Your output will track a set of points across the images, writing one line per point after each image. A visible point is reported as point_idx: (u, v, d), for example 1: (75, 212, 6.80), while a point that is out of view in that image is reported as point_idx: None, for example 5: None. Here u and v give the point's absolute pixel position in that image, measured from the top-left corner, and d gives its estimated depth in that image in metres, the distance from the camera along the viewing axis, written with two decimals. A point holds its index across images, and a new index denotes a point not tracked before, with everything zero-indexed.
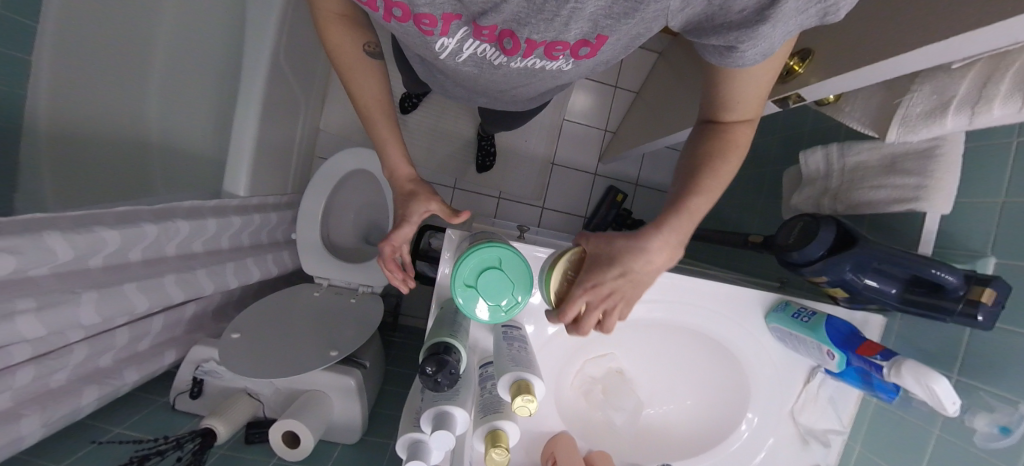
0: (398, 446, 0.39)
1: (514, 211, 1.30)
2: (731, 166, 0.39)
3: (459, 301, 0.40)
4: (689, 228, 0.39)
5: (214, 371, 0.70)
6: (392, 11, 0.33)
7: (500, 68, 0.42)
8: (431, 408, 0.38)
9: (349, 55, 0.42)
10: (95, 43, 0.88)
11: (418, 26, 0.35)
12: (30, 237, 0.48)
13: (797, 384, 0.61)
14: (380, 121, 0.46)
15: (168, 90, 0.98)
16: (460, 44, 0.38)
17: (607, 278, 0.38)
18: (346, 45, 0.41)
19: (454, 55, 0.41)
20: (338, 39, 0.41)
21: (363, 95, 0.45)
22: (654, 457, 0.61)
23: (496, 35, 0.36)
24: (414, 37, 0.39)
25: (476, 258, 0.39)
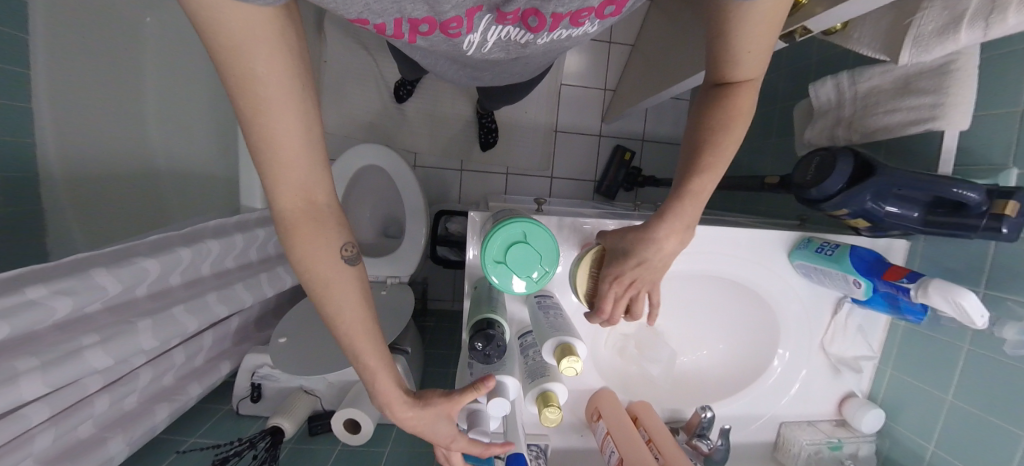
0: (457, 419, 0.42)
1: (524, 185, 1.30)
2: (734, 135, 0.41)
3: (492, 277, 0.42)
4: (697, 207, 0.42)
5: (270, 375, 0.74)
6: (419, 27, 0.37)
7: (527, 46, 0.43)
8: (483, 380, 0.41)
9: (321, 263, 0.31)
10: (90, 79, 0.89)
11: (445, 32, 0.38)
12: (82, 278, 0.51)
13: (825, 316, 0.63)
14: (364, 345, 0.34)
15: (168, 115, 0.99)
16: (485, 35, 0.40)
17: (626, 268, 0.42)
18: (317, 255, 0.31)
19: (480, 47, 0.43)
20: (304, 243, 0.31)
21: (336, 310, 0.33)
22: (692, 401, 0.64)
23: (518, 16, 0.37)
24: (444, 44, 0.42)
25: (507, 236, 0.41)
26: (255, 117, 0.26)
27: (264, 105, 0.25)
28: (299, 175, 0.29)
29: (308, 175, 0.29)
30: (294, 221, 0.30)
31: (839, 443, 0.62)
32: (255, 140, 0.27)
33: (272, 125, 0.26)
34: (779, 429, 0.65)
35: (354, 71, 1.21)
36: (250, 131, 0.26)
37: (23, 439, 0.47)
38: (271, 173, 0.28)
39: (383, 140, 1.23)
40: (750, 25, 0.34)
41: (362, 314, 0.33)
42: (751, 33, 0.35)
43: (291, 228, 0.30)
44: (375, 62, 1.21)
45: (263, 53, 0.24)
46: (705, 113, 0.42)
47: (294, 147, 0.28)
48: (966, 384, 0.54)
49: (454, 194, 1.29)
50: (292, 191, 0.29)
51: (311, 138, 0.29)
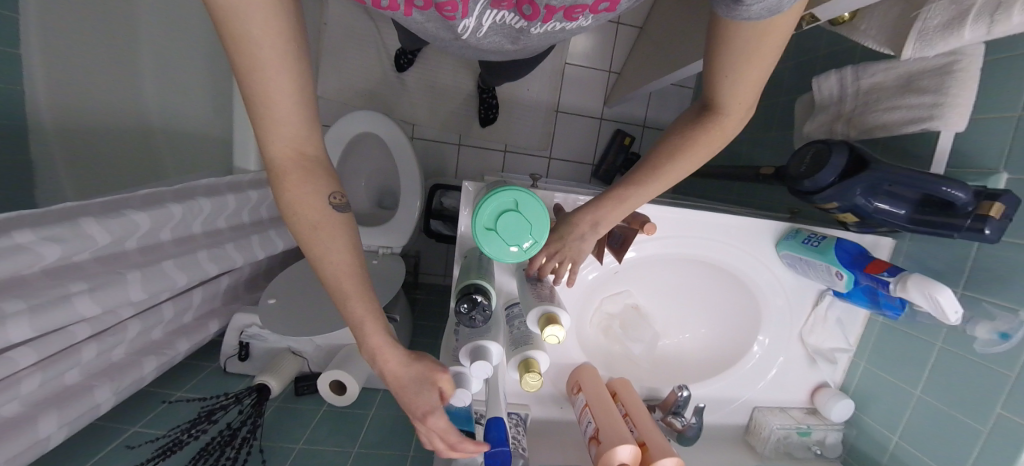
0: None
1: (521, 164, 1.29)
2: (686, 158, 0.43)
3: (482, 243, 0.42)
4: (621, 212, 0.46)
5: (259, 335, 0.73)
6: (415, 2, 0.38)
7: (521, 32, 0.45)
8: (468, 343, 0.42)
9: (310, 210, 0.31)
10: None
11: (440, 13, 0.39)
12: (72, 225, 0.51)
13: (806, 307, 0.65)
14: (352, 289, 0.33)
15: None
16: (479, 20, 0.42)
17: (553, 243, 0.48)
18: (304, 202, 0.31)
19: (475, 31, 0.44)
20: (291, 190, 0.30)
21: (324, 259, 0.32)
22: (671, 381, 0.66)
23: (512, 3, 0.39)
24: (439, 21, 0.43)
25: (498, 204, 0.41)
26: (249, 64, 0.25)
27: (258, 53, 0.25)
28: (292, 129, 0.29)
29: (300, 129, 0.29)
30: (284, 170, 0.30)
31: (808, 430, 0.64)
32: (250, 88, 0.26)
33: (267, 72, 0.25)
34: (752, 413, 0.67)
35: (353, 34, 1.18)
36: (242, 75, 0.26)
37: (10, 381, 0.47)
38: (264, 127, 0.28)
39: (381, 108, 1.21)
40: (730, 54, 0.34)
41: (351, 259, 0.33)
42: (730, 64, 0.35)
43: (282, 173, 0.30)
44: (376, 27, 1.18)
45: (260, 11, 0.23)
46: (682, 129, 0.43)
47: (284, 94, 0.27)
48: (933, 378, 0.55)
49: (451, 169, 1.28)
50: (282, 137, 0.29)
51: (302, 86, 0.28)
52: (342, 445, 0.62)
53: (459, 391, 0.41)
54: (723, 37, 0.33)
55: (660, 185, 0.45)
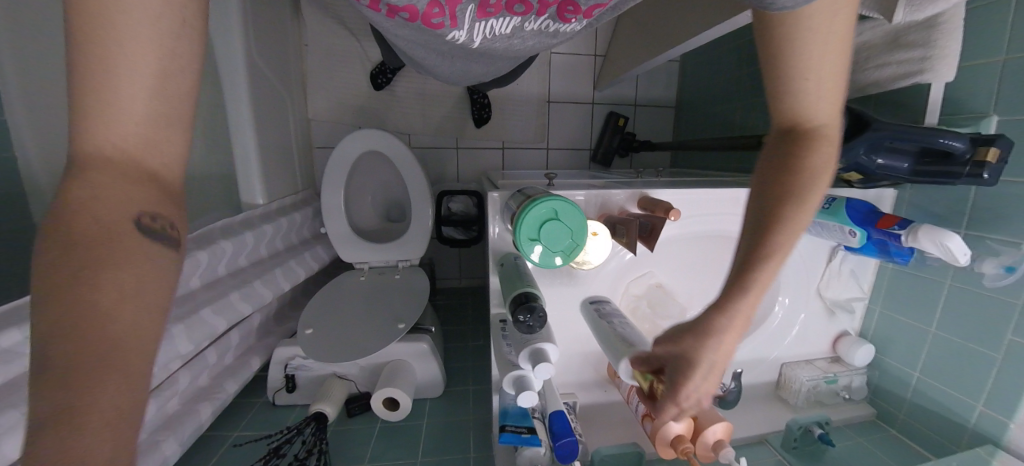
0: (504, 384, 0.48)
1: (520, 158, 1.30)
2: (812, 186, 0.38)
3: (525, 253, 0.44)
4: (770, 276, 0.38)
5: (303, 366, 0.75)
6: (404, 14, 0.45)
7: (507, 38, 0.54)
8: (527, 348, 0.46)
9: (115, 218, 0.23)
10: None
11: (430, 22, 0.46)
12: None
13: (821, 264, 0.68)
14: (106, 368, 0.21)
15: None
16: (467, 30, 0.50)
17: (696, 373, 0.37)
18: (101, 212, 0.23)
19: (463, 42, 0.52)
20: (78, 190, 0.23)
21: (94, 315, 0.21)
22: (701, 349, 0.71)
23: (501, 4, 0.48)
24: (427, 34, 0.50)
25: (540, 213, 0.43)
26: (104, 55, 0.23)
27: (122, 40, 0.23)
28: (131, 124, 0.24)
29: (153, 131, 0.25)
30: (92, 167, 0.23)
31: (835, 377, 0.68)
32: (94, 74, 0.23)
33: (113, 46, 0.23)
34: (781, 369, 0.71)
35: (335, 52, 1.17)
36: (79, 47, 0.23)
37: None
38: (87, 118, 0.23)
39: (375, 122, 1.21)
40: (798, 54, 0.36)
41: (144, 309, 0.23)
42: (801, 66, 0.36)
43: (81, 170, 0.23)
44: (356, 41, 1.17)
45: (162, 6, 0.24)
46: (775, 160, 0.40)
47: (135, 84, 0.24)
48: (946, 316, 0.59)
49: (452, 173, 1.29)
50: (129, 132, 0.24)
51: (165, 88, 0.25)
52: (405, 458, 0.65)
53: (526, 392, 0.46)
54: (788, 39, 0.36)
55: (797, 229, 0.38)
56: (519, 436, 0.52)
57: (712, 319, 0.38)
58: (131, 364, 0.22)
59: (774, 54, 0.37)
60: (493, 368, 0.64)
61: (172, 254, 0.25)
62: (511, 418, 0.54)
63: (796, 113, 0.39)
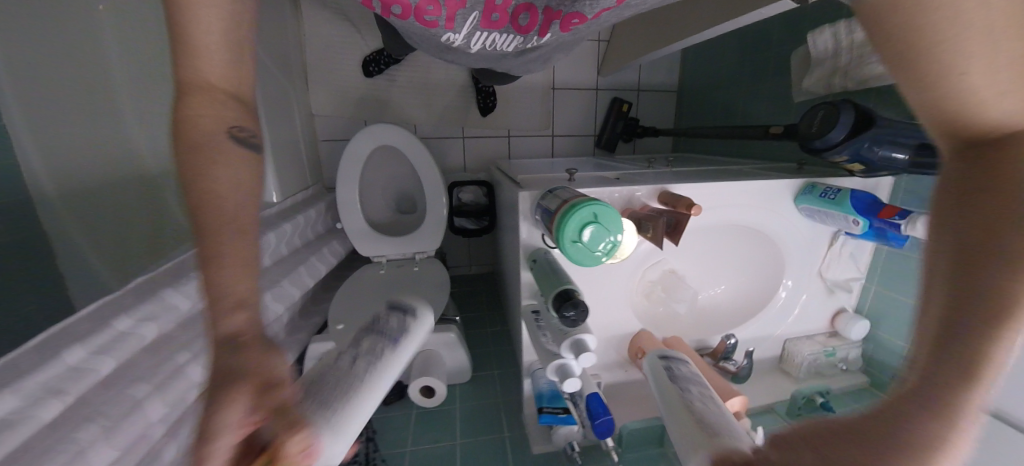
0: (548, 372, 0.52)
1: (526, 146, 1.31)
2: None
3: (568, 254, 0.48)
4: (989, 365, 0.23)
5: None
6: (398, 10, 0.58)
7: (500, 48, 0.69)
8: (569, 339, 0.50)
9: (205, 126, 0.33)
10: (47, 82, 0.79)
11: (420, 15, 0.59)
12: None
13: (823, 248, 0.74)
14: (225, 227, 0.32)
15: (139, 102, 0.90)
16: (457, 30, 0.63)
17: None
18: (199, 118, 0.33)
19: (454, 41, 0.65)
20: (181, 104, 0.33)
21: (201, 192, 0.32)
22: (712, 329, 0.77)
23: (508, 24, 0.64)
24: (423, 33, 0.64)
25: (581, 217, 0.47)
26: (180, 5, 0.31)
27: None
28: (210, 62, 0.34)
29: (226, 67, 0.35)
30: (185, 88, 0.33)
31: (833, 351, 0.75)
32: (178, 21, 0.32)
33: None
34: (784, 345, 0.78)
35: (337, 44, 1.15)
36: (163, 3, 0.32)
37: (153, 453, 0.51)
38: (182, 56, 0.33)
39: (380, 114, 1.20)
40: (941, 42, 0.27)
41: (238, 187, 0.34)
42: (960, 52, 0.27)
43: (180, 91, 0.33)
44: (358, 32, 1.15)
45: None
46: (966, 186, 0.28)
47: (205, 29, 0.33)
48: None
49: (459, 163, 1.29)
50: (207, 76, 0.34)
51: (221, 31, 0.34)
52: (445, 441, 0.69)
53: (569, 380, 0.51)
54: (926, 25, 0.28)
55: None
56: (557, 416, 0.59)
57: (906, 409, 0.24)
58: (242, 225, 0.33)
59: (906, 53, 0.29)
60: (524, 356, 0.68)
61: (248, 156, 0.36)
62: (547, 400, 0.61)
63: (974, 125, 0.29)
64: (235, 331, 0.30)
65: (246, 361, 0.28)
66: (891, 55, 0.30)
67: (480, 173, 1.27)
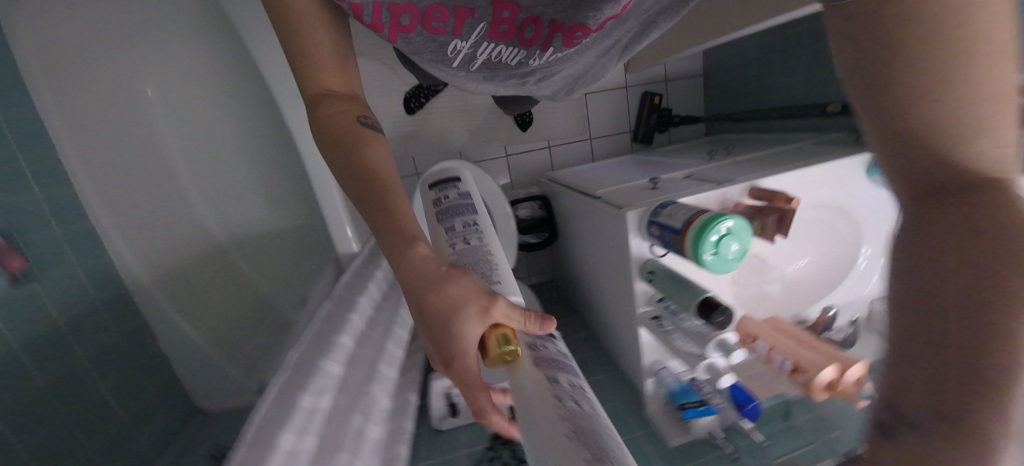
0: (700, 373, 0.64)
1: (566, 152, 1.35)
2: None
3: (704, 263, 0.58)
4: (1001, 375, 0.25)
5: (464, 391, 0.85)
6: (405, 22, 0.58)
7: (505, 65, 0.70)
8: (714, 341, 0.61)
9: (343, 115, 0.49)
10: (125, 179, 1.00)
11: (427, 23, 0.59)
12: (317, 386, 0.58)
13: (894, 210, 0.79)
14: (383, 170, 0.47)
15: (201, 175, 1.10)
16: (464, 40, 0.63)
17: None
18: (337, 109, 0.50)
19: (460, 53, 0.66)
20: (323, 104, 0.50)
21: (363, 161, 0.47)
22: (801, 303, 0.83)
23: (513, 37, 0.65)
24: (431, 46, 0.63)
25: (717, 231, 0.57)
26: (301, 45, 0.48)
27: (307, 32, 0.48)
28: (330, 77, 0.51)
29: (340, 77, 0.52)
30: (321, 95, 0.50)
31: None
32: (296, 48, 0.48)
33: (301, 33, 0.48)
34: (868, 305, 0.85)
35: (377, 88, 1.18)
36: (291, 44, 0.49)
37: None
38: (307, 76, 0.50)
39: (426, 147, 1.24)
40: (954, 58, 0.29)
41: (380, 146, 0.49)
42: (978, 67, 0.29)
43: (320, 96, 0.50)
44: (393, 72, 1.17)
45: (317, 24, 0.49)
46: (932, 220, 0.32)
47: (330, 57, 0.50)
48: None
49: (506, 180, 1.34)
50: (328, 85, 0.51)
51: (333, 54, 0.51)
52: None
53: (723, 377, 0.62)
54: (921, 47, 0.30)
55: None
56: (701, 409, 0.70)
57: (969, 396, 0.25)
58: (392, 177, 0.47)
59: (895, 83, 0.31)
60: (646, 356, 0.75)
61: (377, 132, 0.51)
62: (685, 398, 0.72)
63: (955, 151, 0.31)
64: (435, 264, 0.41)
65: (453, 282, 0.39)
66: (867, 55, 0.33)
67: (530, 188, 1.31)
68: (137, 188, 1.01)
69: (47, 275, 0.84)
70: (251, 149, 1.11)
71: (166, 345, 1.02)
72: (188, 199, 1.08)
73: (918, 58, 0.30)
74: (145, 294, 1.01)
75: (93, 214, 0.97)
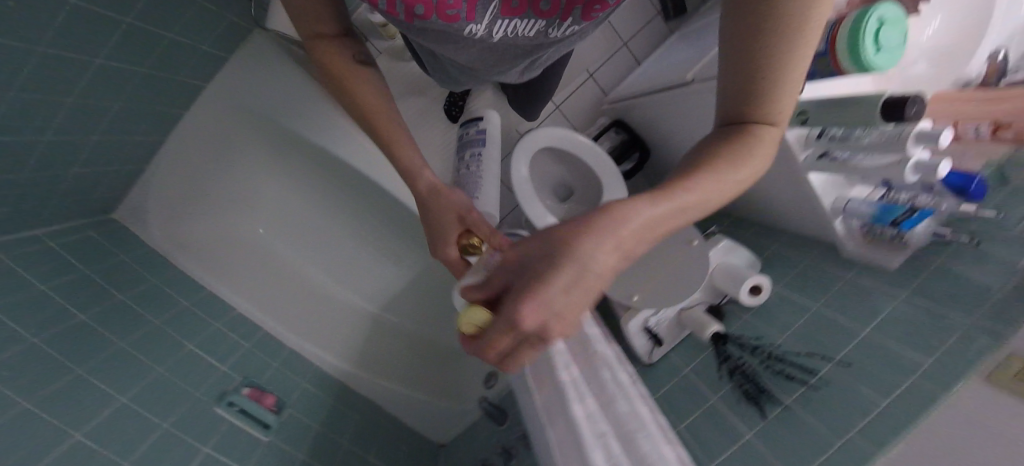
0: (909, 175, 0.62)
1: (609, 71, 1.29)
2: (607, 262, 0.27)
3: (869, 62, 0.62)
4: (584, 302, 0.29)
5: (658, 320, 0.91)
6: (418, 11, 0.44)
7: (532, 37, 0.54)
8: (908, 138, 0.59)
9: (339, 64, 0.52)
10: (269, 283, 1.24)
11: (442, 12, 0.45)
12: (561, 362, 0.69)
13: None
14: (386, 127, 0.55)
15: (310, 255, 1.34)
16: (482, 23, 0.49)
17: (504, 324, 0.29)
18: (333, 56, 0.52)
19: (481, 35, 0.52)
20: (319, 50, 0.52)
21: (374, 115, 0.54)
22: (965, 59, 0.75)
23: (529, 9, 0.48)
24: (444, 30, 0.49)
25: (874, 26, 0.61)
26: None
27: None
28: (321, 17, 0.50)
29: (327, 10, 0.49)
30: (319, 41, 0.51)
31: None
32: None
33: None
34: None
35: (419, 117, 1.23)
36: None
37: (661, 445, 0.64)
38: (300, 16, 0.49)
39: None
40: (801, 70, 0.26)
41: (376, 95, 0.54)
42: (789, 89, 0.27)
43: (316, 43, 0.51)
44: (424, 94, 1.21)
45: None
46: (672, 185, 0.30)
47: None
48: None
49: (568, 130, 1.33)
50: (321, 25, 0.50)
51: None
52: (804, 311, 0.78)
53: (937, 166, 0.59)
54: (803, 51, 0.24)
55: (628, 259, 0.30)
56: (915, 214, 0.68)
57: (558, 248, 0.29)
58: (396, 132, 0.55)
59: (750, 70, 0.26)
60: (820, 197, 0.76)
61: (372, 76, 0.55)
62: (892, 214, 0.71)
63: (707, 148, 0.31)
64: (436, 188, 0.54)
65: (449, 198, 0.53)
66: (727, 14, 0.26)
67: (602, 119, 1.27)
68: (279, 292, 1.25)
69: (293, 399, 1.02)
70: (343, 214, 1.33)
71: (394, 408, 1.21)
72: (318, 281, 1.33)
73: (792, 45, 0.23)
74: (356, 380, 1.19)
75: (289, 340, 1.16)
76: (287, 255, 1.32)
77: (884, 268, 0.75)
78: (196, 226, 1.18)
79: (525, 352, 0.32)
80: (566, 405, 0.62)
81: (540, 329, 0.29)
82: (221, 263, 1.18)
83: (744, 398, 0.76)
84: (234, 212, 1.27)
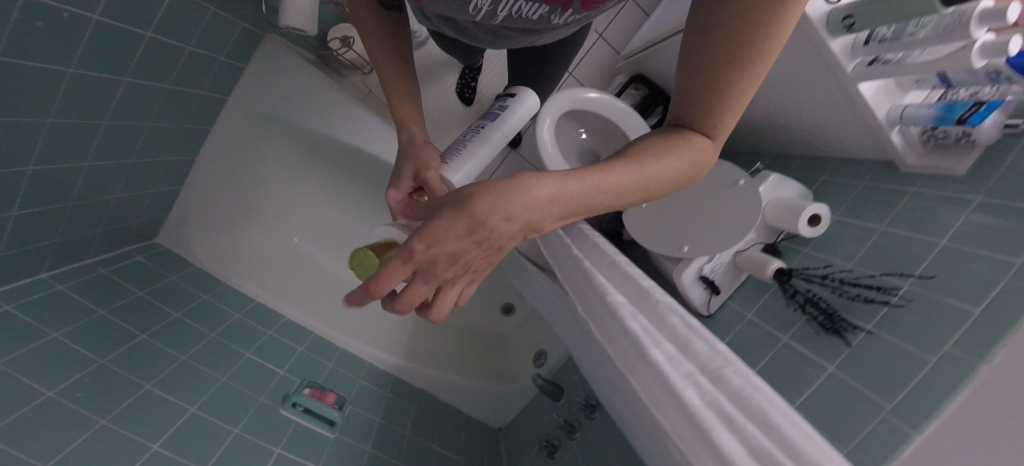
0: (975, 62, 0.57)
1: (621, 29, 1.26)
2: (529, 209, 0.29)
3: None
4: (487, 248, 0.30)
5: (714, 267, 0.88)
6: None
7: (537, 20, 0.47)
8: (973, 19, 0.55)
9: (362, 10, 0.55)
10: (307, 286, 1.28)
11: None
12: (628, 312, 0.69)
13: None
14: (394, 75, 0.59)
15: (338, 255, 1.41)
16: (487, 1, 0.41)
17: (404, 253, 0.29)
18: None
19: (484, 12, 0.44)
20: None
21: (385, 63, 0.58)
22: None
23: None
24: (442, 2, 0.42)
25: None
26: None
27: None
28: None
29: None
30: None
31: None
32: None
33: None
34: None
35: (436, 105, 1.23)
36: None
37: None
38: None
39: None
40: (759, 77, 0.30)
41: (391, 44, 0.58)
42: (736, 98, 0.32)
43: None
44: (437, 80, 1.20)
45: None
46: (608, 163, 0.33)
47: None
48: None
49: None
50: None
51: None
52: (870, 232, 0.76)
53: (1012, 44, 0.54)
54: (768, 49, 0.28)
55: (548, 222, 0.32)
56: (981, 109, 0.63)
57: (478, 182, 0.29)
58: (403, 81, 0.60)
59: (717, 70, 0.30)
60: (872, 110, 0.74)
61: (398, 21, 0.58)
62: (959, 111, 0.65)
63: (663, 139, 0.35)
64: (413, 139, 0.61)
65: (423, 151, 0.61)
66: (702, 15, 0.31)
67: (618, 78, 1.25)
68: (318, 294, 1.29)
69: (353, 396, 1.03)
70: (368, 211, 1.43)
71: (449, 397, 1.21)
72: (352, 281, 1.38)
73: (751, 44, 0.28)
74: (409, 373, 1.19)
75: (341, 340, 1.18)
76: (319, 257, 1.38)
77: (949, 175, 0.70)
78: (237, 239, 1.21)
79: (419, 288, 0.32)
80: (644, 351, 0.61)
81: (431, 262, 0.29)
82: (260, 272, 1.20)
83: (823, 329, 0.72)
84: (270, 213, 1.30)
